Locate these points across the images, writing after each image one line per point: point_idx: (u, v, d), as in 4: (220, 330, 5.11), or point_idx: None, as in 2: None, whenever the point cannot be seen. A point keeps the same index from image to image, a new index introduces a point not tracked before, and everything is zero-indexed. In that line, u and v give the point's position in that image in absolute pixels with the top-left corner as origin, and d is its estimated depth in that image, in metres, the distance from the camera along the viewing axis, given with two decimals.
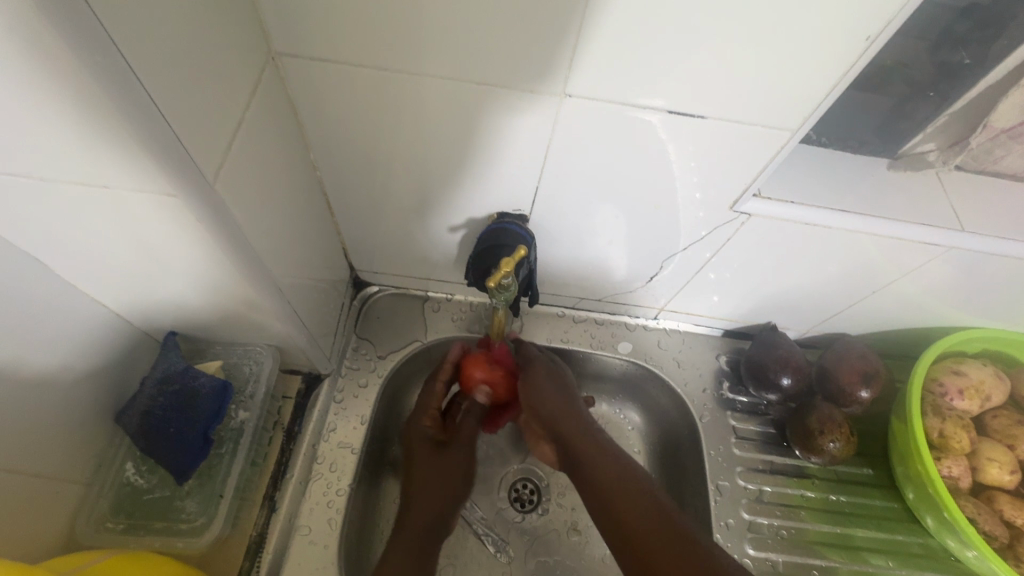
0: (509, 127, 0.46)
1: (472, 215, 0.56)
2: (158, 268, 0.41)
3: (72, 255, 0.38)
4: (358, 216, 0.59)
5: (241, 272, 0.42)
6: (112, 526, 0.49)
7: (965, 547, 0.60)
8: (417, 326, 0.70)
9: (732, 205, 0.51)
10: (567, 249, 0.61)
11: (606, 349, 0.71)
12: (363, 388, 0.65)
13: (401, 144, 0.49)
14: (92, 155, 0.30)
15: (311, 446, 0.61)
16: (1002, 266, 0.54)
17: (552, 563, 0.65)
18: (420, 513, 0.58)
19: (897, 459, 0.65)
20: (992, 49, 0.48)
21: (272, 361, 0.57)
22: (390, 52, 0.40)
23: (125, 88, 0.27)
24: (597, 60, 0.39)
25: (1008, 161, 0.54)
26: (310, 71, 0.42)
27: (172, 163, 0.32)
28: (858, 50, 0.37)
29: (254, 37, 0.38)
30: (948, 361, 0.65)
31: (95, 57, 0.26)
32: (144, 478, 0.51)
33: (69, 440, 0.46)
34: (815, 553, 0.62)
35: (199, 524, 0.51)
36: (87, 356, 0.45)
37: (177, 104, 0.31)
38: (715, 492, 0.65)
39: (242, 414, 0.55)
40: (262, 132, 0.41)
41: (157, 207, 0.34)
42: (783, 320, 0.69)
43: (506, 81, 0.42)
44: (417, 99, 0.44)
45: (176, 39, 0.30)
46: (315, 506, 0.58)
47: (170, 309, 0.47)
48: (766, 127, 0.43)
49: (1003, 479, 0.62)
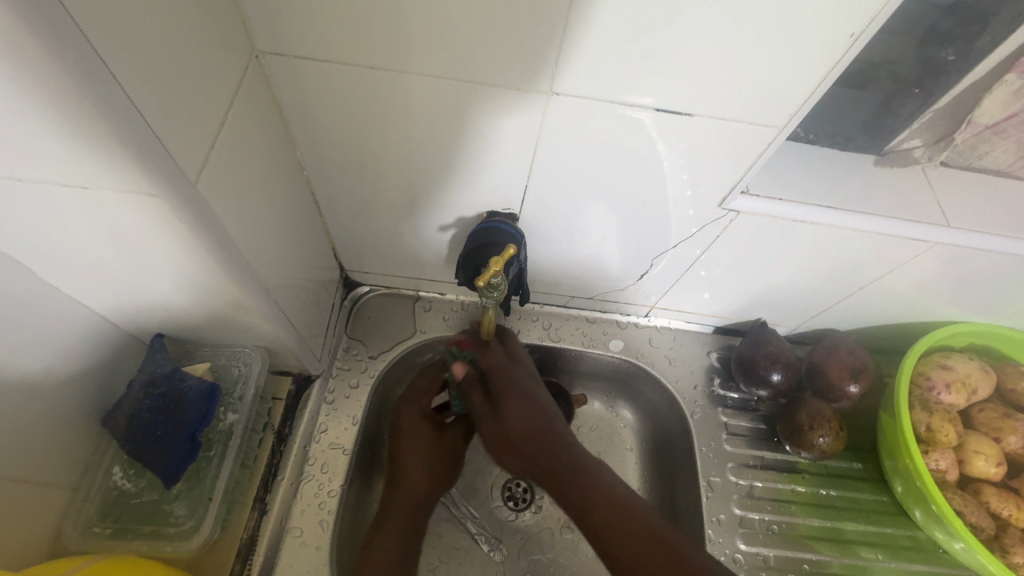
0: (496, 124, 0.45)
1: (461, 213, 0.56)
2: (143, 270, 0.40)
3: (54, 258, 0.37)
4: (348, 216, 0.58)
5: (227, 272, 0.42)
6: (99, 531, 0.49)
7: (953, 539, 0.60)
8: (408, 326, 0.69)
9: (720, 203, 0.51)
10: (557, 247, 0.61)
11: (598, 346, 0.71)
12: (354, 388, 0.65)
13: (389, 143, 0.48)
14: (71, 157, 0.30)
15: (302, 448, 0.60)
16: (988, 261, 0.55)
17: (546, 561, 0.65)
18: (405, 500, 0.56)
19: (886, 453, 0.66)
20: (978, 46, 0.48)
21: (261, 363, 0.57)
22: (374, 50, 0.40)
23: (101, 89, 0.27)
24: (583, 56, 0.39)
25: (993, 156, 0.55)
26: (294, 70, 0.42)
27: (155, 163, 0.31)
28: (842, 47, 0.37)
29: (236, 36, 0.38)
30: (935, 356, 0.65)
31: (69, 55, 0.25)
32: (132, 482, 0.50)
33: (55, 445, 0.45)
34: (805, 547, 0.63)
35: (188, 527, 0.50)
36: (72, 360, 0.45)
37: (159, 106, 0.31)
38: (707, 488, 0.65)
39: (231, 416, 0.55)
40: (246, 131, 0.40)
41: (139, 207, 0.34)
42: (772, 316, 0.70)
43: (493, 79, 0.41)
44: (402, 98, 0.44)
45: (156, 37, 0.30)
46: (308, 507, 0.58)
47: (157, 311, 0.47)
48: (754, 124, 0.44)
49: (989, 472, 0.62)
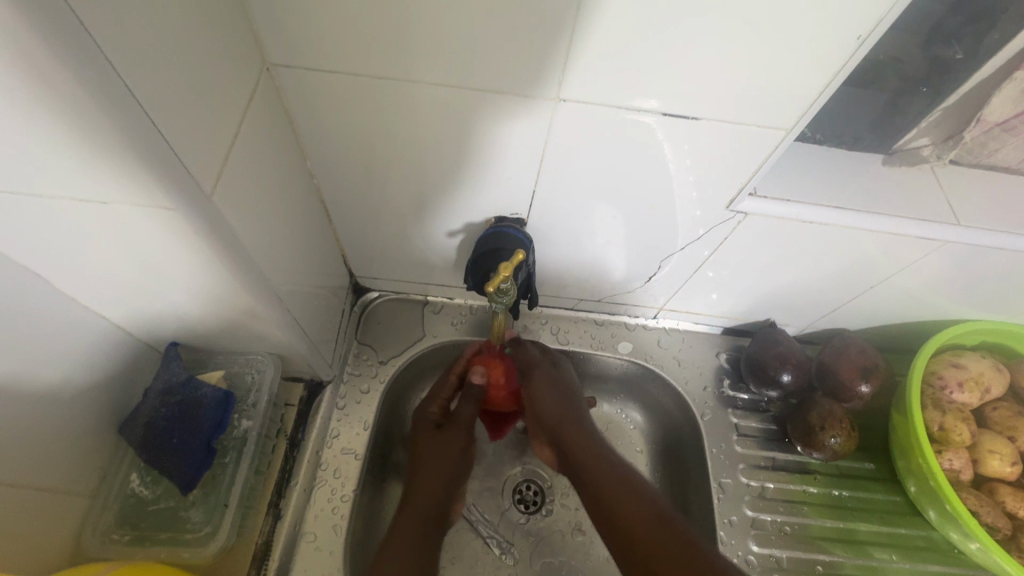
0: (504, 131, 0.46)
1: (470, 219, 0.57)
2: (158, 280, 0.41)
3: (73, 269, 0.38)
4: (357, 222, 0.59)
5: (240, 281, 0.42)
6: (118, 537, 0.49)
7: (968, 540, 0.60)
8: (417, 330, 0.70)
9: (728, 205, 0.51)
10: (565, 250, 0.61)
11: (606, 349, 0.71)
12: (366, 394, 0.65)
13: (397, 152, 0.49)
14: (93, 173, 0.30)
15: (315, 453, 0.61)
16: (998, 259, 0.54)
17: (558, 563, 0.65)
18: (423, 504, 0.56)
19: (898, 452, 0.66)
20: (985, 43, 0.48)
21: (274, 369, 0.57)
22: (384, 60, 0.40)
23: (118, 105, 0.28)
24: (590, 62, 0.39)
25: (1003, 154, 0.55)
26: (304, 81, 0.43)
27: (170, 177, 0.32)
28: (850, 49, 0.37)
29: (247, 48, 0.39)
30: (947, 355, 0.65)
31: (88, 73, 0.26)
32: (148, 489, 0.51)
33: (73, 453, 0.46)
34: (818, 548, 0.63)
35: (204, 533, 0.51)
36: (89, 369, 0.45)
37: (174, 121, 0.31)
38: (718, 490, 0.65)
39: (245, 423, 0.55)
40: (259, 141, 0.41)
41: (156, 220, 0.34)
42: (781, 317, 0.70)
43: (501, 86, 0.42)
44: (411, 106, 0.44)
45: (171, 53, 0.31)
46: (321, 512, 0.58)
47: (171, 319, 0.48)
48: (760, 126, 0.44)
49: (1004, 471, 0.62)
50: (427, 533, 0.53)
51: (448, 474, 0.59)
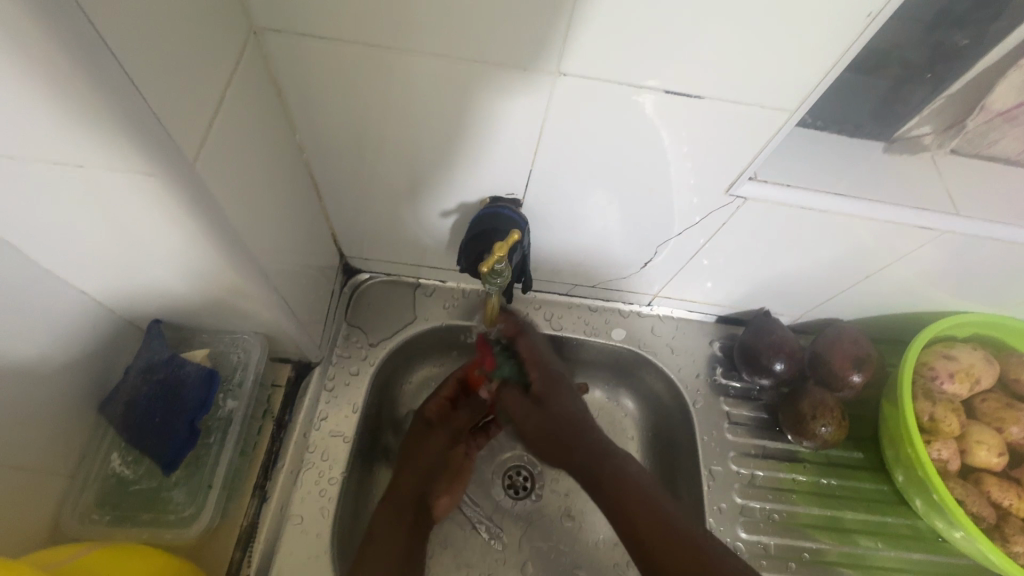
0: (503, 106, 0.44)
1: (464, 199, 0.55)
2: (140, 253, 0.39)
3: (49, 240, 0.36)
4: (348, 200, 0.57)
5: (225, 255, 0.41)
6: (98, 518, 0.48)
7: (952, 529, 0.61)
8: (408, 312, 0.69)
9: (727, 189, 0.51)
10: (561, 233, 0.60)
11: (599, 335, 0.71)
12: (355, 376, 0.64)
13: (391, 128, 0.47)
14: (67, 137, 0.29)
15: (302, 435, 0.60)
16: (995, 251, 0.54)
17: (547, 548, 0.65)
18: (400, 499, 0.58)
19: (887, 442, 0.66)
20: (992, 30, 0.47)
21: (261, 349, 0.56)
22: (379, 26, 0.39)
23: (93, 59, 0.26)
24: (592, 37, 0.38)
25: (1003, 144, 0.54)
26: (293, 47, 0.41)
27: (150, 143, 0.30)
28: (860, 26, 0.36)
29: (233, 11, 0.37)
30: (938, 346, 0.65)
31: (60, 24, 0.24)
32: (130, 469, 0.50)
33: (51, 431, 0.45)
34: (805, 535, 0.63)
35: (188, 514, 0.50)
36: (67, 346, 0.44)
37: (152, 81, 0.30)
38: (708, 477, 0.65)
39: (231, 403, 0.54)
40: (245, 110, 0.40)
41: (137, 190, 0.33)
42: (775, 306, 0.69)
43: (499, 59, 0.40)
44: (407, 77, 0.42)
45: (152, 11, 0.29)
46: (308, 494, 0.57)
47: (154, 295, 0.46)
48: (765, 107, 0.43)
49: (991, 461, 0.62)
50: (410, 530, 0.57)
51: (431, 470, 0.61)
